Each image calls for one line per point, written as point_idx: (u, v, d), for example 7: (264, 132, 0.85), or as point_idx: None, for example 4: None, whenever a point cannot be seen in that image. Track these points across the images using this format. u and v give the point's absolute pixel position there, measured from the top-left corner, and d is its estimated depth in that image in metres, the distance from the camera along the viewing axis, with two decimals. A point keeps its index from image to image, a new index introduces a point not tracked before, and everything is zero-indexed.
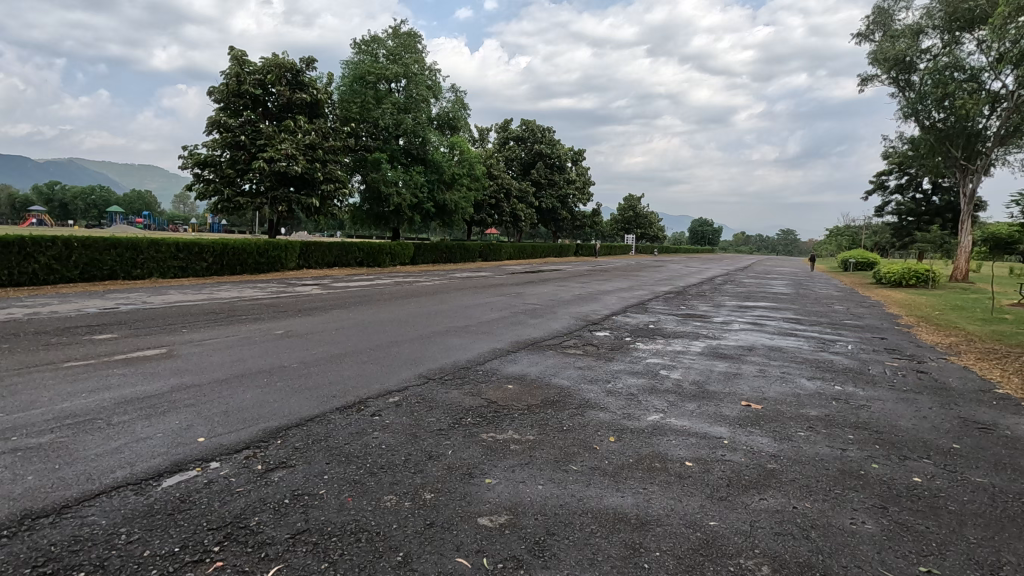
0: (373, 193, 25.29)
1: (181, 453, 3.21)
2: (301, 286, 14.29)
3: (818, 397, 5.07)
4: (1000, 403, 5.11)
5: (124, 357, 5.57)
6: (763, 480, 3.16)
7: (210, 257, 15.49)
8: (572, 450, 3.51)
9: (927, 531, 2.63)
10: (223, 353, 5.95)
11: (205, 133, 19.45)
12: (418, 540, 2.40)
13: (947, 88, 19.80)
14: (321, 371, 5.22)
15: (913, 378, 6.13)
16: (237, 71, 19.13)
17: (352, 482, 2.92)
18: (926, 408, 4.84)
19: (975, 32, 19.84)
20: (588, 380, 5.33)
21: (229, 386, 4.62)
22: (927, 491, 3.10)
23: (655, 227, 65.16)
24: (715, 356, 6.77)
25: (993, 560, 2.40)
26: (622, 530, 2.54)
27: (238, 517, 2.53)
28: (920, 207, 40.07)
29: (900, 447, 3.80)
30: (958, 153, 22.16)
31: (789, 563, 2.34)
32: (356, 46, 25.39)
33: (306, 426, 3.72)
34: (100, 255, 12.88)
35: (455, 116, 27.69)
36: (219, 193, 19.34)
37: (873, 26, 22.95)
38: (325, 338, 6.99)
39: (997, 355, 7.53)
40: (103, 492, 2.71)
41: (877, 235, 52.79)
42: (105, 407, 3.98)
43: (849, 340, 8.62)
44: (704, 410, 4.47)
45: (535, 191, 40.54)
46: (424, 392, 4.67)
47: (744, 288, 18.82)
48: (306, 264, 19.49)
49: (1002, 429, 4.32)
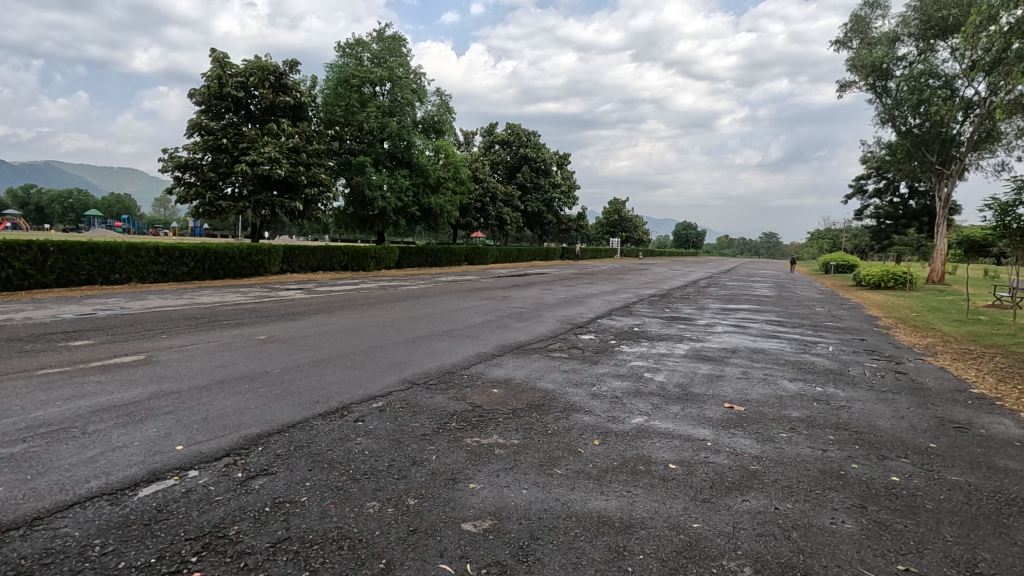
0: (357, 197, 25.31)
1: (158, 461, 3.16)
2: (284, 291, 14.08)
3: (800, 397, 5.15)
4: (975, 403, 5.24)
5: (101, 364, 5.45)
6: (745, 481, 3.20)
7: (191, 262, 15.24)
8: (556, 454, 3.51)
9: (906, 529, 2.68)
10: (203, 359, 5.83)
11: (186, 136, 19.25)
12: (401, 546, 2.37)
13: (923, 94, 20.26)
14: (305, 377, 5.17)
15: (892, 378, 6.24)
16: (219, 73, 18.91)
17: (335, 489, 2.89)
18: (905, 408, 4.93)
19: (949, 40, 20.39)
20: (573, 384, 5.34)
21: (209, 393, 4.53)
22: (905, 490, 3.14)
23: (638, 231, 65.82)
24: (699, 358, 6.86)
25: (969, 557, 2.45)
26: (607, 534, 2.54)
27: (217, 526, 2.49)
28: (898, 211, 41.14)
29: (879, 447, 3.87)
30: (933, 157, 22.59)
31: (770, 563, 2.36)
32: (340, 49, 25.32)
33: (288, 433, 3.67)
34: (77, 260, 12.64)
35: (441, 119, 27.59)
36: (201, 196, 19.19)
37: (850, 33, 23.43)
38: (307, 343, 6.89)
39: (972, 355, 7.73)
40: (76, 503, 2.64)
41: (855, 238, 54.07)
42: (80, 416, 3.89)
43: (830, 341, 8.79)
44: (689, 412, 4.51)
45: (521, 195, 40.68)
46: (408, 396, 4.65)
47: (729, 290, 19.17)
48: (290, 269, 19.27)
49: (977, 429, 4.41)
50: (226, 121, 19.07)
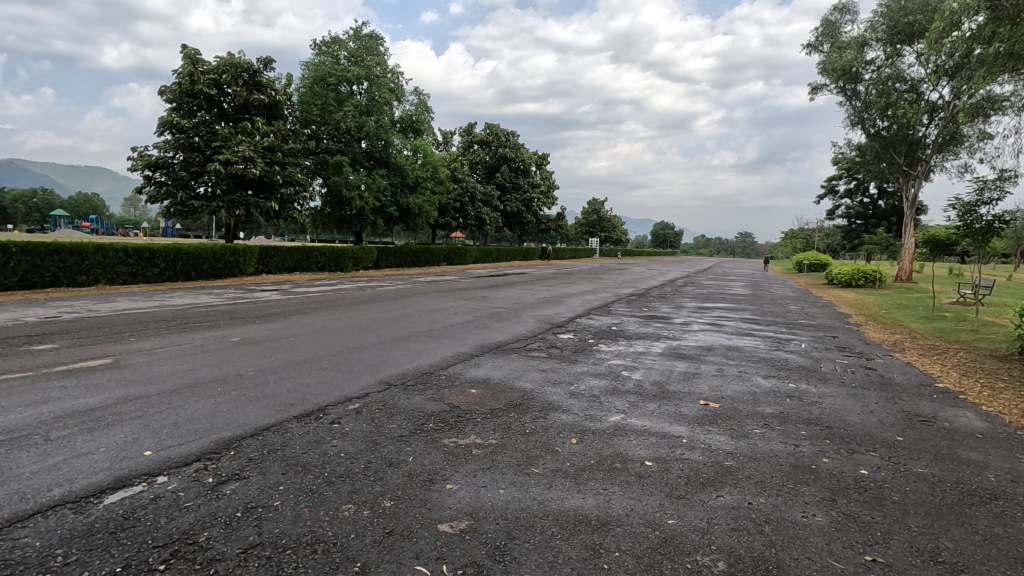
0: (334, 196, 25.07)
1: (125, 467, 3.08)
2: (259, 292, 13.83)
3: (773, 394, 5.24)
4: (940, 397, 5.41)
5: (66, 369, 5.29)
6: (720, 477, 3.24)
7: (163, 262, 14.90)
8: (534, 453, 3.52)
9: (873, 521, 2.75)
10: (174, 362, 5.71)
11: (156, 134, 18.76)
12: (376, 549, 2.35)
13: (889, 98, 20.86)
14: (279, 379, 5.08)
15: (861, 374, 6.41)
16: (191, 70, 18.50)
17: (309, 492, 2.86)
18: (873, 403, 5.07)
19: (915, 45, 20.97)
20: (551, 383, 5.37)
21: (179, 397, 4.42)
22: (873, 483, 3.23)
23: (616, 231, 66.45)
24: (675, 356, 6.95)
25: (933, 547, 2.52)
26: (583, 531, 2.55)
27: (186, 533, 2.43)
28: (868, 211, 42.30)
29: (849, 441, 3.96)
30: (901, 160, 23.18)
31: (744, 558, 2.40)
32: (316, 47, 24.98)
33: (261, 437, 3.61)
34: (42, 261, 12.26)
35: (419, 119, 27.34)
36: (172, 196, 18.73)
37: (821, 37, 23.95)
38: (283, 345, 6.77)
39: (938, 351, 7.98)
40: (38, 512, 2.56)
41: (827, 238, 55.44)
42: (43, 422, 3.76)
43: (802, 338, 8.99)
44: (664, 410, 4.55)
45: (500, 194, 40.70)
46: (386, 398, 4.60)
47: (705, 288, 19.61)
48: (266, 269, 18.93)
49: (942, 422, 4.56)
50: (198, 119, 18.61)
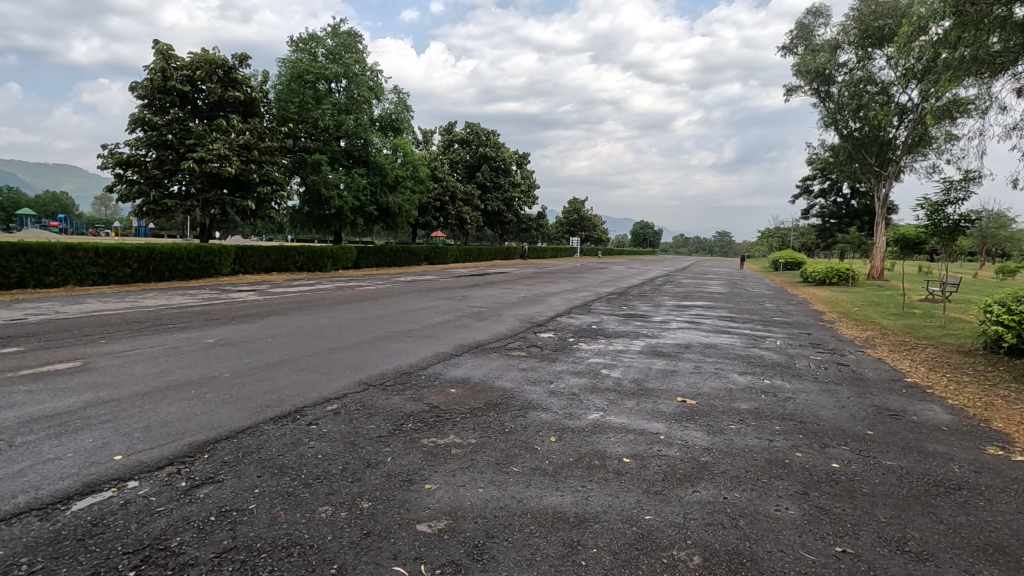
0: (312, 195, 24.77)
1: (94, 473, 3.00)
2: (236, 292, 13.58)
3: (749, 391, 5.33)
4: (908, 391, 5.55)
5: (32, 372, 5.15)
6: (696, 472, 3.29)
7: (135, 263, 14.53)
8: (513, 451, 3.52)
9: (844, 513, 2.82)
10: (147, 364, 5.59)
11: (128, 131, 18.31)
12: (354, 550, 2.33)
13: (861, 100, 21.37)
14: (254, 380, 5.01)
15: (834, 369, 6.55)
16: (164, 66, 18.07)
17: (285, 494, 2.82)
18: (845, 398, 5.18)
19: (885, 49, 21.49)
20: (531, 381, 5.39)
21: (151, 400, 4.33)
22: (844, 476, 3.31)
23: (597, 231, 66.85)
24: (655, 354, 7.02)
25: (900, 536, 2.59)
26: (561, 529, 2.56)
27: (158, 538, 2.39)
28: (841, 210, 43.21)
29: (821, 436, 4.05)
30: (872, 160, 23.73)
31: (719, 552, 2.43)
32: (293, 44, 24.65)
33: (236, 439, 3.55)
34: (6, 262, 11.90)
35: (398, 118, 27.16)
36: (144, 195, 18.28)
37: (796, 40, 24.40)
38: (259, 346, 6.67)
39: (906, 347, 8.19)
40: (3, 520, 2.49)
41: (802, 236, 56.51)
42: (7, 427, 3.66)
43: (777, 335, 9.15)
44: (643, 408, 4.59)
45: (481, 194, 40.61)
46: (364, 398, 4.57)
47: (684, 287, 19.88)
48: (242, 269, 18.60)
49: (910, 416, 4.69)
50: (172, 117, 18.18)
